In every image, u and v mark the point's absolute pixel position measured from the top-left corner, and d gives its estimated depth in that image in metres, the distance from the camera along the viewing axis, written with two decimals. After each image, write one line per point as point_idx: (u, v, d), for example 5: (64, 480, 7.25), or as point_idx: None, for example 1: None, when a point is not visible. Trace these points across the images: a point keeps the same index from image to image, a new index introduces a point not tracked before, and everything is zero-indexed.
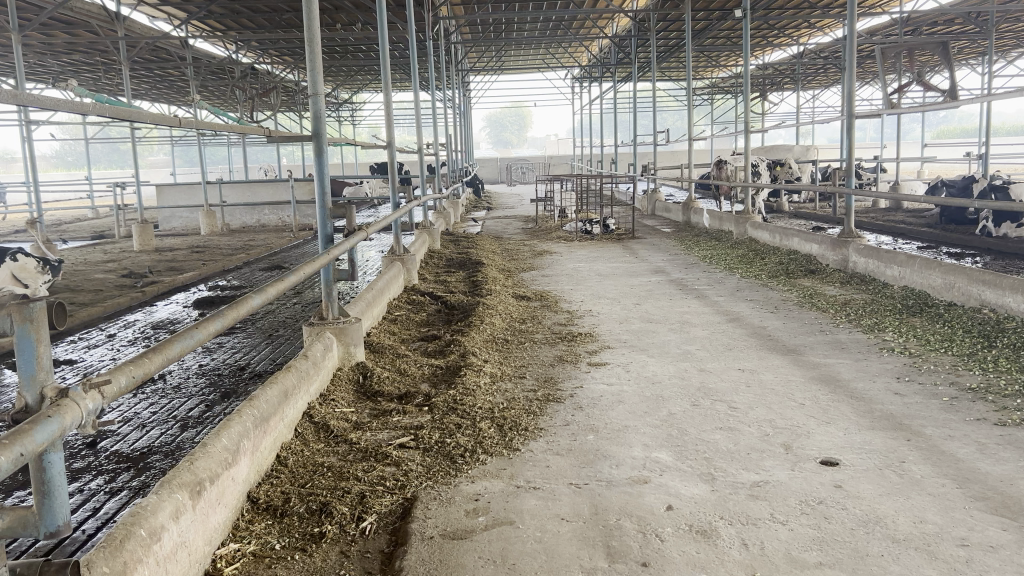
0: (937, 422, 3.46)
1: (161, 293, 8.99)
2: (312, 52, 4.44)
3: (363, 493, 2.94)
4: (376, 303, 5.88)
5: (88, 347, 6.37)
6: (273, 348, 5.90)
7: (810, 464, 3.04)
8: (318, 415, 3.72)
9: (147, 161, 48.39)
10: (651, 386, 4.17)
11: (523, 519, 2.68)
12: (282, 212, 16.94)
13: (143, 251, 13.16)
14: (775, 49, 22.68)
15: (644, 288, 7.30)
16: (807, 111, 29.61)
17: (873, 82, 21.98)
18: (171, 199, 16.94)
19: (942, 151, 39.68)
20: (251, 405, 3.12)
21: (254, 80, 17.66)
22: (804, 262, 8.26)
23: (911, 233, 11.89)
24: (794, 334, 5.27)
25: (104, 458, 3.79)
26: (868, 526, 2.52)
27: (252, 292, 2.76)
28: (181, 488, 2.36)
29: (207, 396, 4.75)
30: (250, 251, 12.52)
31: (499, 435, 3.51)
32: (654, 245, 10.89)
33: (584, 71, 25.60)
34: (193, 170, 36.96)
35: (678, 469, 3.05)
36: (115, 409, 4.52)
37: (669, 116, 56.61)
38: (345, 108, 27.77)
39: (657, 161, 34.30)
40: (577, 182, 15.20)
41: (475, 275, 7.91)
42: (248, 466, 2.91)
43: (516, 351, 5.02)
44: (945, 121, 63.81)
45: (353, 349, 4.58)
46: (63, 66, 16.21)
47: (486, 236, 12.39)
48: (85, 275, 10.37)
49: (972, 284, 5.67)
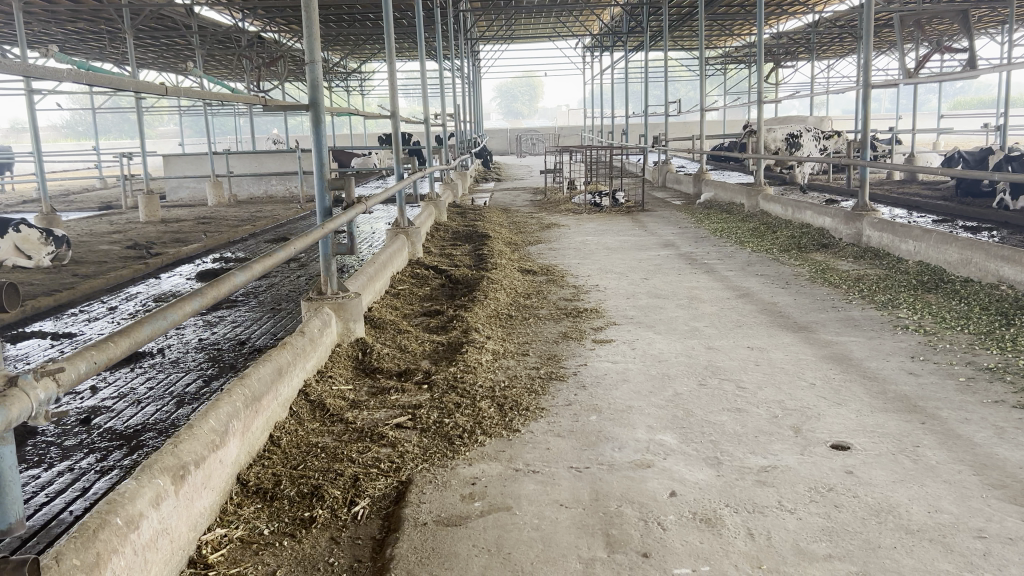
0: (954, 404, 3.34)
1: (166, 265, 8.90)
2: (308, 19, 4.29)
3: (357, 476, 2.85)
4: (378, 276, 5.77)
5: (88, 320, 6.28)
6: (274, 322, 5.81)
7: (821, 448, 2.93)
8: (314, 393, 3.63)
9: (156, 131, 48.34)
10: (657, 365, 4.05)
11: (520, 505, 2.59)
12: (289, 182, 16.83)
13: (149, 222, 13.07)
14: (790, 18, 22.28)
15: (653, 263, 7.15)
16: (821, 82, 29.14)
17: (890, 51, 21.56)
18: (179, 169, 16.83)
19: (960, 123, 39.07)
20: (242, 385, 3.03)
21: (260, 49, 17.44)
22: (816, 236, 8.10)
23: (926, 206, 11.68)
24: (805, 310, 5.14)
25: (97, 436, 3.71)
26: (880, 516, 2.41)
27: (236, 270, 2.66)
28: (163, 473, 2.27)
29: (205, 371, 4.66)
30: (256, 222, 12.44)
31: (499, 414, 3.41)
32: (664, 218, 10.73)
33: (596, 39, 25.25)
34: (202, 141, 36.83)
35: (682, 453, 2.95)
36: (111, 385, 4.45)
37: (681, 87, 56.02)
38: (353, 77, 27.52)
39: (669, 131, 33.99)
40: (587, 154, 14.99)
41: (481, 249, 7.78)
42: (239, 447, 2.83)
43: (520, 327, 4.91)
44: (961, 92, 62.99)
45: (353, 325, 4.47)
46: (68, 34, 16.04)
47: (494, 208, 12.26)
48: (90, 246, 10.29)
49: (989, 260, 5.52)
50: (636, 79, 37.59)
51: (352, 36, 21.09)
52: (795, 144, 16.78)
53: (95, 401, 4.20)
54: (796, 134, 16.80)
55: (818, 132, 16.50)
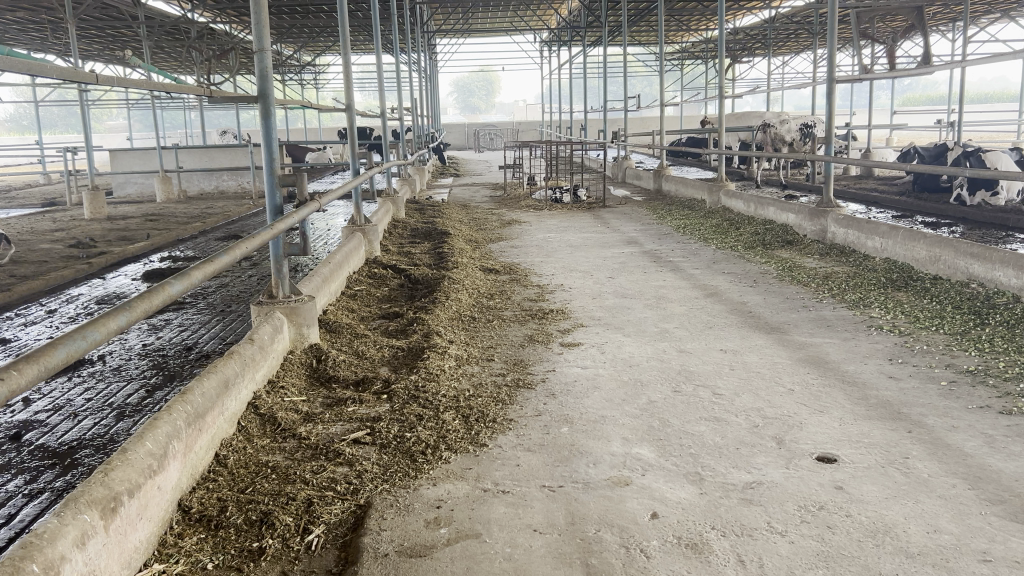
0: (938, 410, 3.20)
1: (110, 264, 8.51)
2: (256, 4, 4.01)
3: (310, 500, 2.61)
4: (334, 276, 5.52)
5: (24, 324, 5.91)
6: (223, 326, 5.51)
7: (806, 461, 2.77)
8: (264, 407, 3.37)
9: (105, 126, 47.32)
10: (629, 370, 3.87)
11: (489, 531, 2.38)
12: (241, 177, 16.34)
13: (94, 219, 12.57)
14: (747, 15, 22.42)
15: (618, 260, 6.98)
16: (776, 77, 29.34)
17: (846, 48, 21.75)
18: (125, 164, 16.22)
19: (911, 119, 40.07)
20: (183, 400, 2.77)
21: (211, 41, 16.96)
22: (780, 232, 8.00)
23: (884, 202, 11.72)
24: (776, 310, 5.01)
25: (28, 454, 3.41)
26: (876, 537, 2.26)
27: (171, 278, 2.41)
28: (90, 506, 2.02)
29: (148, 380, 4.36)
30: (207, 219, 12.05)
31: (464, 427, 3.20)
32: (625, 215, 10.57)
33: (554, 34, 25.10)
34: (150, 134, 36.00)
35: (662, 468, 2.76)
36: (46, 396, 4.14)
37: (636, 85, 56.19)
38: (308, 71, 27.07)
39: (627, 126, 34.05)
40: (546, 149, 14.84)
41: (441, 247, 7.53)
42: (180, 470, 2.58)
43: (483, 331, 4.69)
44: (908, 89, 64.16)
45: (307, 330, 4.22)
46: (7, 23, 15.43)
47: (453, 204, 12.04)
48: (30, 245, 9.79)
49: (958, 257, 5.43)
50: (594, 75, 37.59)
51: (308, 28, 20.68)
52: (808, 134, 16.58)
53: (27, 415, 3.90)
54: (809, 124, 16.59)
55: (809, 124, 16.61)
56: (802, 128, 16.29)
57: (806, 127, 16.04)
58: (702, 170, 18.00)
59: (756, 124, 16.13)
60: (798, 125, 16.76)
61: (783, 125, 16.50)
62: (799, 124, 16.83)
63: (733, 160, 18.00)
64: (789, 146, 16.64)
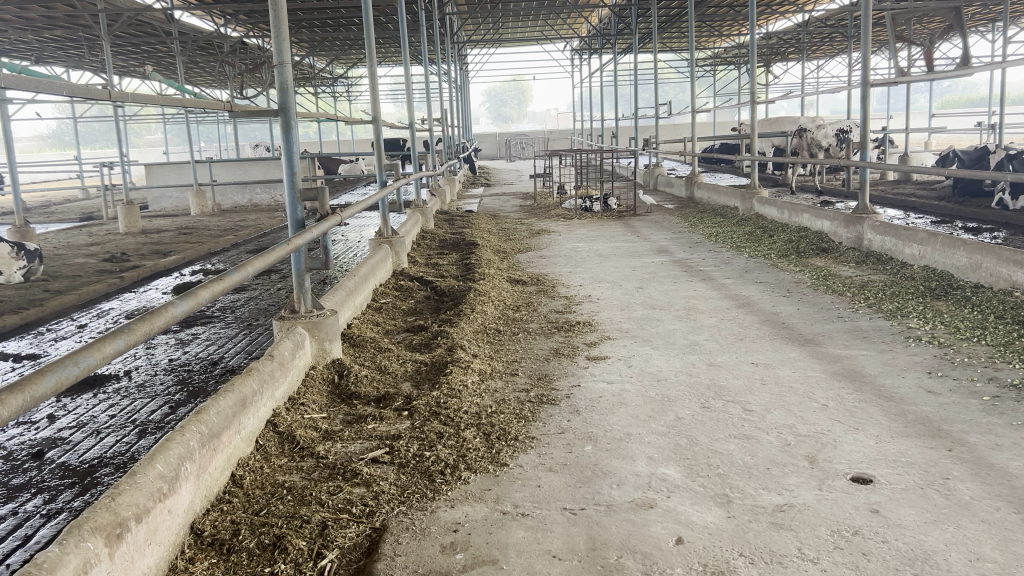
0: (980, 427, 3.06)
1: (142, 278, 8.57)
2: (276, 16, 3.98)
3: (325, 523, 2.54)
4: (359, 290, 5.47)
5: (54, 340, 5.94)
6: (248, 340, 5.48)
7: (840, 482, 2.65)
8: (283, 424, 3.32)
9: (143, 141, 48.10)
10: (656, 385, 3.76)
11: (507, 557, 2.30)
12: (275, 189, 16.66)
13: (129, 232, 12.72)
14: (781, 19, 22.13)
15: (648, 270, 6.86)
16: (810, 82, 28.96)
17: (882, 50, 21.37)
18: (160, 178, 16.42)
19: (951, 122, 39.32)
20: (198, 420, 2.73)
21: (243, 55, 17.11)
22: (814, 240, 7.82)
23: (923, 207, 11.45)
24: (810, 320, 4.88)
25: (49, 472, 3.39)
26: (915, 566, 2.13)
27: (177, 299, 2.38)
28: (94, 534, 1.97)
29: (173, 397, 4.34)
30: (238, 232, 12.12)
31: (485, 445, 3.12)
32: (657, 223, 10.44)
33: (585, 42, 25.05)
34: (187, 148, 36.50)
35: (687, 489, 2.66)
36: (70, 413, 4.13)
37: (668, 90, 55.93)
38: (339, 83, 27.27)
39: (659, 134, 33.80)
40: (576, 158, 14.77)
41: (468, 259, 7.47)
42: (193, 492, 2.53)
43: (509, 344, 4.61)
44: (948, 91, 62.94)
45: (329, 345, 4.17)
46: (45, 41, 15.68)
47: (483, 215, 11.99)
48: (64, 259, 9.90)
49: (1000, 264, 5.25)
50: (625, 83, 37.38)
51: (339, 40, 20.81)
52: (846, 139, 16.32)
53: (51, 432, 3.89)
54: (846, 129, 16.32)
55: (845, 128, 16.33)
56: (838, 132, 16.04)
57: (843, 132, 15.77)
58: (737, 176, 17.81)
59: (793, 130, 15.89)
60: (834, 130, 16.48)
61: (822, 129, 16.25)
62: (836, 129, 16.52)
63: (767, 166, 17.76)
64: (826, 151, 16.35)
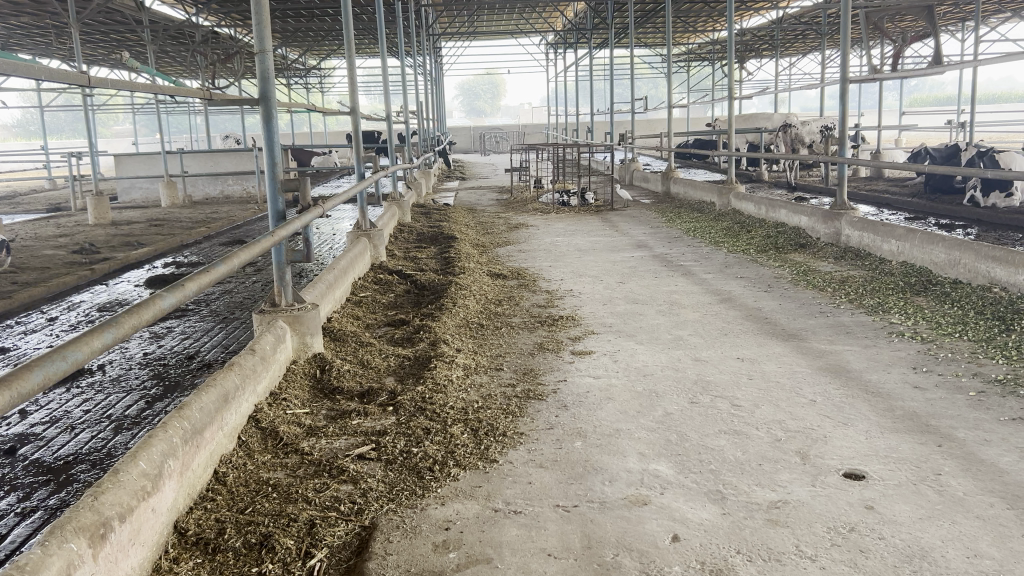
0: (968, 423, 3.06)
1: (112, 270, 8.39)
2: (257, 3, 3.89)
3: (312, 521, 2.48)
4: (338, 283, 5.38)
5: (23, 333, 5.79)
6: (225, 334, 5.39)
7: (832, 478, 2.64)
8: (266, 420, 3.24)
9: (111, 132, 47.36)
10: (643, 380, 3.73)
11: (501, 556, 2.25)
12: (246, 181, 16.35)
13: (98, 224, 12.48)
14: (755, 15, 22.25)
15: (628, 265, 6.85)
16: (783, 79, 29.17)
17: (855, 48, 21.58)
18: (129, 168, 16.11)
19: (919, 120, 39.88)
20: (181, 416, 2.66)
21: (216, 44, 16.85)
22: (792, 235, 7.85)
23: (897, 203, 11.57)
24: (792, 316, 4.88)
25: (21, 469, 3.29)
26: (914, 563, 2.12)
27: (163, 292, 2.30)
28: (77, 534, 1.90)
29: (148, 391, 4.24)
30: (211, 224, 11.94)
31: (473, 441, 3.07)
32: (634, 218, 10.44)
33: (561, 36, 24.99)
34: (156, 140, 35.95)
35: (681, 486, 2.63)
36: (43, 408, 4.02)
37: (641, 87, 56.13)
38: (313, 74, 27.00)
39: (633, 129, 33.90)
40: (552, 152, 14.74)
41: (447, 252, 7.39)
42: (176, 489, 2.46)
43: (492, 338, 4.56)
44: (916, 90, 63.83)
45: (311, 339, 4.10)
46: (11, 28, 15.34)
47: (460, 208, 11.92)
48: (32, 251, 9.68)
49: (979, 260, 5.28)
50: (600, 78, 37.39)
51: (313, 31, 20.60)
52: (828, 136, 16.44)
53: (23, 428, 3.78)
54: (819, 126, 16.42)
55: (818, 126, 16.46)
56: (816, 130, 16.15)
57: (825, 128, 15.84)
58: (712, 172, 17.89)
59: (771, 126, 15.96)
60: (808, 127, 16.57)
61: (806, 125, 16.38)
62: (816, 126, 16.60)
63: (743, 162, 17.86)
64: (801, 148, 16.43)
